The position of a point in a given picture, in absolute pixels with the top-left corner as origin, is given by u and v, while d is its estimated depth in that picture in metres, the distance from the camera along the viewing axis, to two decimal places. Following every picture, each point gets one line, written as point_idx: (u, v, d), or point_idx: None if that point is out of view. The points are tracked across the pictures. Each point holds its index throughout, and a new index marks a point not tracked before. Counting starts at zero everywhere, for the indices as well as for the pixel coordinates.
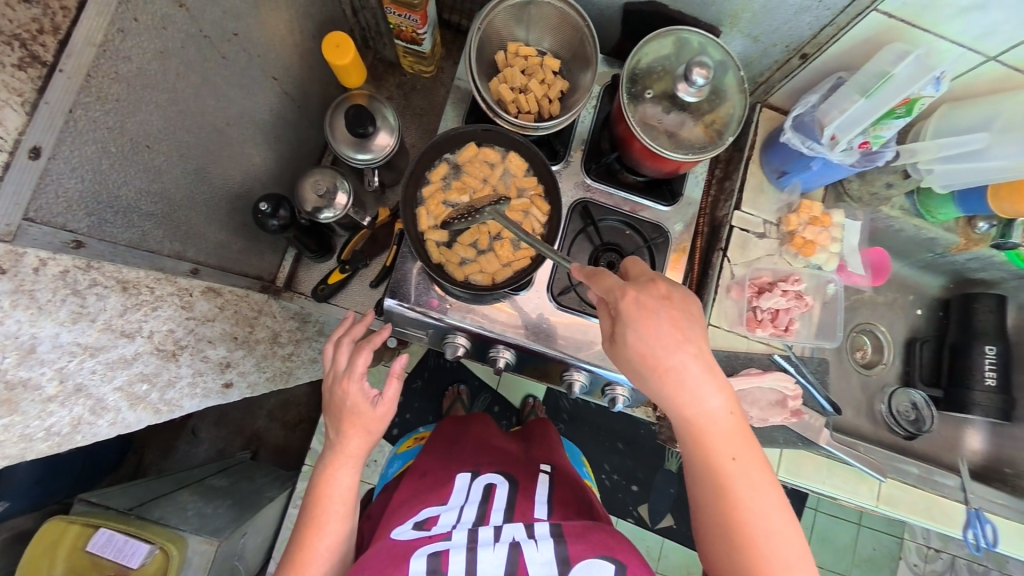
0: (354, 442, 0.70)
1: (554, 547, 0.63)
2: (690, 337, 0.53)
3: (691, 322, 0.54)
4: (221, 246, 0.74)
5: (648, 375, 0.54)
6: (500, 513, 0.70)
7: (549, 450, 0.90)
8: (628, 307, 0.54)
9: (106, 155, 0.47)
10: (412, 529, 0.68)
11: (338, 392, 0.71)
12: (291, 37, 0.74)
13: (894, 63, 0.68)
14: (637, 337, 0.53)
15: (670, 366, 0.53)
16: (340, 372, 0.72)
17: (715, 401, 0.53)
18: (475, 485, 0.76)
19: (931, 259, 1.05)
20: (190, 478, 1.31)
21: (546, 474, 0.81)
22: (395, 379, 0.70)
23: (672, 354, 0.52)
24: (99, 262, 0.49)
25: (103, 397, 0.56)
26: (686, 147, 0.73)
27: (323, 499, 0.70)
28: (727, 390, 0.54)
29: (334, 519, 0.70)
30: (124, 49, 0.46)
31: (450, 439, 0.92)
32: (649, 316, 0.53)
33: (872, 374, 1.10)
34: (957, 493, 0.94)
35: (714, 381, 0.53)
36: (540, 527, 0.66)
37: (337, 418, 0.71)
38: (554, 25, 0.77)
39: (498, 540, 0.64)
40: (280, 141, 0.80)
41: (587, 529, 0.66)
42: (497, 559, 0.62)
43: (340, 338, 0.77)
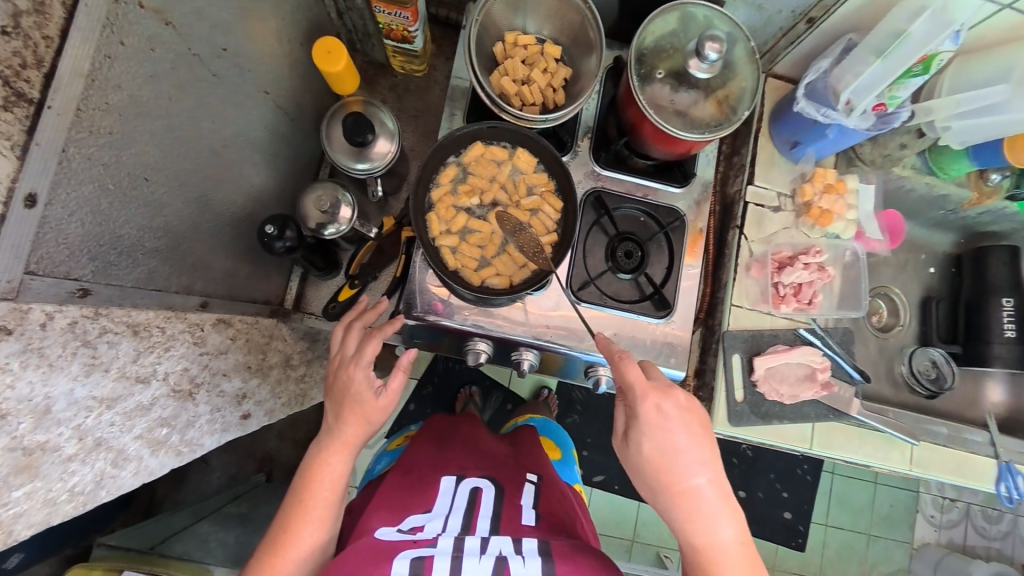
0: (349, 429, 0.68)
1: (541, 566, 0.60)
2: (707, 460, 0.60)
3: (703, 450, 0.61)
4: (228, 274, 0.70)
5: (661, 491, 0.61)
6: (485, 520, 0.69)
7: (536, 457, 0.87)
8: (650, 419, 0.60)
9: (104, 193, 0.44)
10: (396, 532, 0.66)
11: (342, 377, 0.68)
12: (281, 46, 0.70)
13: (909, 21, 0.66)
14: (653, 447, 0.60)
15: (684, 486, 0.60)
16: (347, 357, 0.70)
17: (725, 526, 0.59)
18: (460, 489, 0.74)
19: (942, 217, 1.04)
20: (207, 508, 1.27)
21: (532, 483, 0.79)
22: (401, 371, 0.68)
23: (687, 476, 0.60)
24: (108, 308, 0.46)
25: (124, 448, 0.53)
26: (700, 127, 0.71)
27: (313, 483, 0.68)
28: (736, 522, 0.60)
29: (320, 507, 0.67)
30: (114, 76, 0.42)
31: (439, 439, 0.89)
32: (665, 427, 0.60)
33: (890, 337, 1.10)
34: (986, 448, 0.93)
35: (724, 510, 0.60)
36: (528, 542, 0.64)
37: (337, 405, 0.68)
38: (552, 10, 0.73)
39: (484, 551, 0.62)
40: (278, 158, 0.76)
41: (573, 551, 0.64)
42: (482, 569, 0.60)
43: (352, 321, 0.74)
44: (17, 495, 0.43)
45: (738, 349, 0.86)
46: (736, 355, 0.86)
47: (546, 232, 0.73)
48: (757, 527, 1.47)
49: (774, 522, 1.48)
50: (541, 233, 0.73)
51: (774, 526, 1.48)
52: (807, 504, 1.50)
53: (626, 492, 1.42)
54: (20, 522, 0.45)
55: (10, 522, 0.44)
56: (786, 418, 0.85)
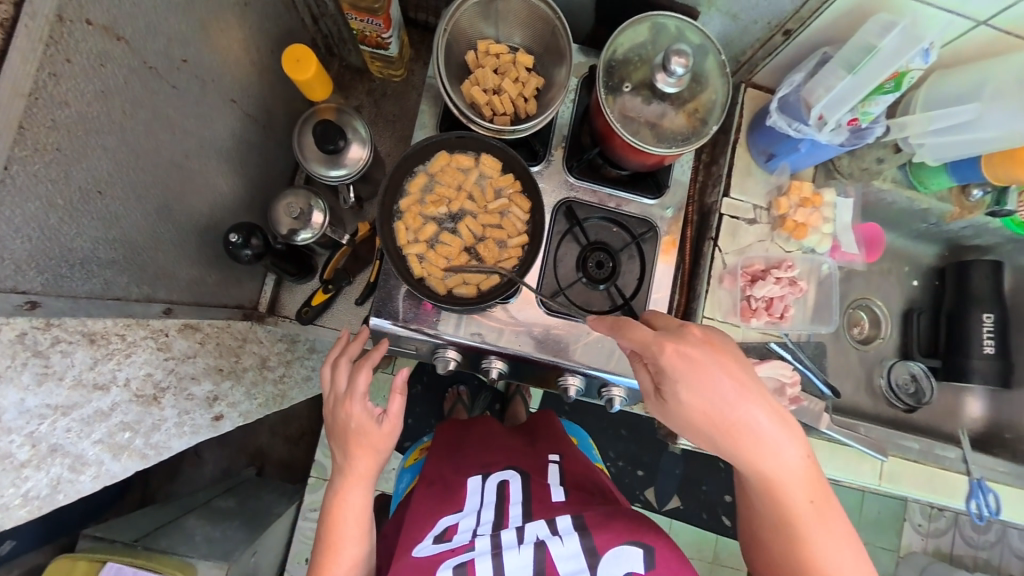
0: (361, 462, 0.69)
1: (580, 540, 0.63)
2: (757, 395, 0.54)
3: (751, 381, 0.54)
4: (196, 282, 0.70)
5: (714, 432, 0.55)
6: (517, 507, 0.70)
7: (554, 437, 0.89)
8: (681, 366, 0.53)
9: (53, 209, 0.44)
10: (433, 543, 0.67)
11: (341, 415, 0.69)
12: (247, 55, 0.70)
13: (880, 35, 0.65)
14: (703, 398, 0.53)
15: (741, 427, 0.54)
16: (342, 393, 0.71)
17: (792, 455, 0.55)
18: (487, 485, 0.75)
19: (925, 229, 1.03)
20: (196, 501, 1.28)
21: (554, 465, 0.81)
22: (398, 393, 0.68)
23: (745, 416, 0.53)
24: (60, 319, 0.46)
25: (82, 453, 0.55)
26: (668, 139, 0.70)
27: (337, 524, 0.69)
28: (798, 446, 0.55)
29: (350, 543, 0.69)
30: (60, 94, 0.41)
31: (453, 442, 0.89)
32: (708, 374, 0.53)
33: (870, 348, 1.08)
34: (958, 465, 0.94)
35: (785, 437, 0.55)
36: (562, 521, 0.66)
37: (343, 441, 0.70)
38: (523, 19, 0.73)
39: (522, 542, 0.64)
40: (247, 165, 0.77)
41: (608, 518, 0.66)
42: (523, 560, 0.62)
43: (336, 358, 0.75)
44: None
45: None
46: None
47: (517, 232, 0.73)
48: None
49: None
50: (513, 233, 0.73)
51: None
52: None
53: None
54: None
55: None
56: None
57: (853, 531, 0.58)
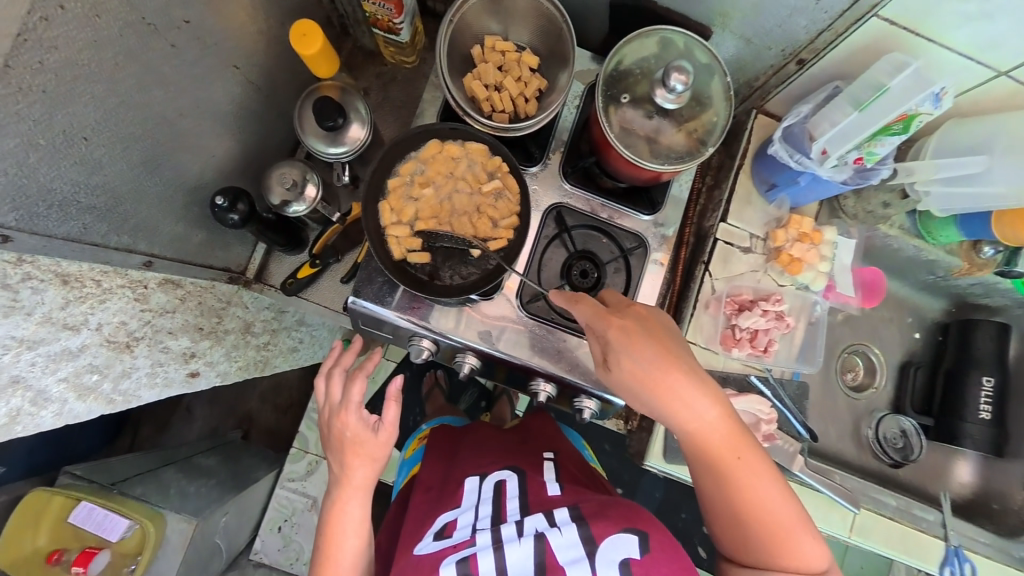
0: (360, 471, 0.71)
1: (577, 530, 0.62)
2: (676, 356, 0.58)
3: (671, 344, 0.60)
4: (179, 239, 0.71)
5: (648, 395, 0.58)
6: (514, 501, 0.70)
7: (546, 438, 0.91)
8: (616, 335, 0.59)
9: (33, 148, 0.44)
10: (434, 541, 0.67)
11: (337, 425, 0.72)
12: (255, 24, 0.72)
13: (891, 75, 0.63)
14: (632, 361, 0.58)
15: (666, 385, 0.58)
16: (337, 404, 0.73)
17: (710, 409, 0.58)
18: (484, 485, 0.74)
19: (932, 281, 0.99)
20: (176, 456, 1.31)
21: (547, 463, 0.81)
22: (392, 400, 0.70)
23: (667, 372, 0.57)
24: (32, 258, 0.48)
25: (45, 389, 0.56)
26: (663, 156, 0.69)
27: (336, 533, 0.69)
28: (719, 402, 0.59)
29: (350, 553, 0.69)
30: (48, 38, 0.42)
31: (446, 451, 0.89)
32: (635, 340, 0.59)
33: (861, 398, 1.04)
34: (938, 529, 0.90)
35: (705, 395, 0.59)
36: (560, 514, 0.65)
37: (340, 452, 0.71)
38: (531, 19, 0.73)
39: (522, 534, 0.63)
40: (245, 132, 0.78)
41: (604, 508, 0.66)
42: (524, 552, 0.60)
43: (330, 368, 0.77)
44: None
45: None
46: None
47: (511, 215, 0.72)
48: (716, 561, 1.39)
49: None
50: (503, 217, 0.72)
51: None
52: None
53: None
54: None
55: None
56: None
57: (785, 481, 0.61)
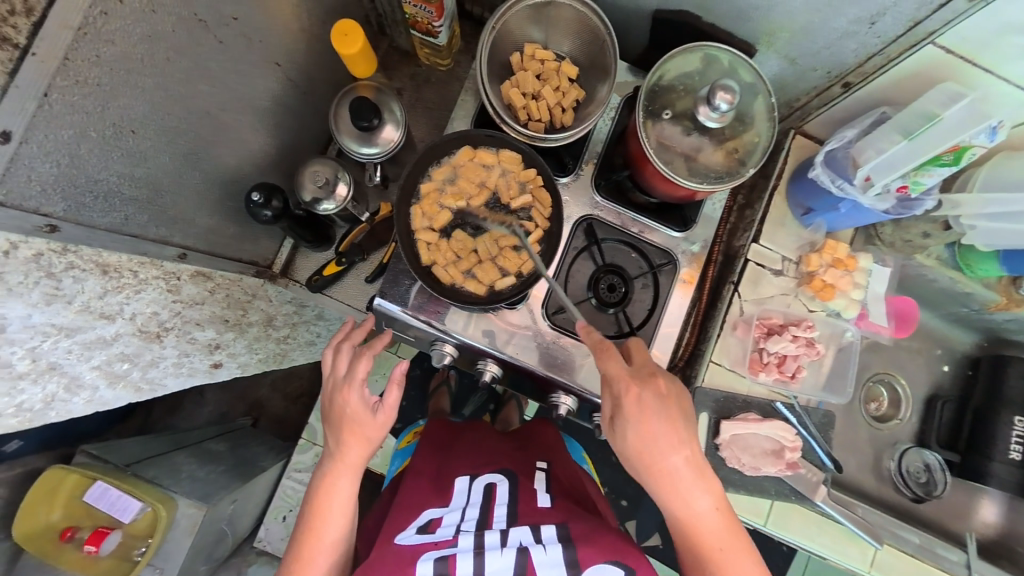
0: (354, 450, 0.70)
1: (562, 551, 0.60)
2: (683, 441, 0.60)
3: (682, 429, 0.60)
4: (212, 231, 0.72)
5: (645, 472, 0.61)
6: (502, 508, 0.69)
7: (547, 444, 0.87)
8: (630, 405, 0.59)
9: (85, 139, 0.45)
10: (416, 534, 0.67)
11: (338, 401, 0.70)
12: (298, 22, 0.72)
13: (944, 105, 0.61)
14: (637, 437, 0.59)
15: (664, 467, 0.60)
16: (340, 379, 0.71)
17: (704, 497, 0.61)
18: (475, 486, 0.73)
19: (966, 314, 0.96)
20: (188, 440, 1.32)
21: (543, 470, 0.79)
22: (395, 384, 0.69)
23: (669, 457, 0.60)
24: (77, 246, 0.48)
25: (79, 376, 0.57)
26: (701, 174, 0.68)
27: (323, 509, 0.69)
28: (715, 492, 0.61)
29: (334, 530, 0.69)
30: (108, 32, 0.44)
31: (443, 441, 0.86)
32: (646, 416, 0.59)
33: (884, 428, 1.02)
34: (959, 569, 0.87)
35: (703, 484, 0.61)
36: (547, 530, 0.64)
37: (337, 428, 0.71)
38: (573, 28, 0.72)
39: (505, 545, 0.62)
40: (281, 128, 0.79)
41: (594, 533, 0.63)
42: (505, 563, 0.60)
43: (340, 342, 0.76)
44: None
45: (707, 409, 0.83)
46: (703, 413, 0.83)
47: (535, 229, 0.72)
48: None
49: None
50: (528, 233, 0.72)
51: None
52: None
53: None
54: None
55: None
56: (742, 488, 0.84)
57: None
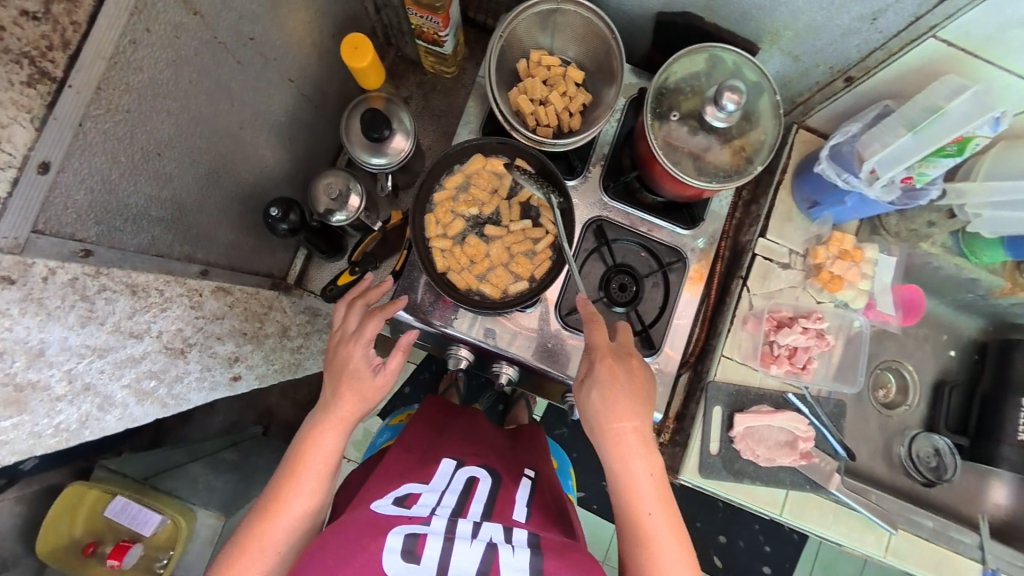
0: (344, 406, 0.67)
1: (530, 558, 0.57)
2: (641, 412, 0.61)
3: (645, 406, 0.62)
4: (232, 245, 0.75)
5: (598, 433, 0.62)
6: (479, 505, 0.64)
7: (534, 452, 0.83)
8: (602, 370, 0.62)
9: (115, 165, 0.48)
10: (392, 503, 0.61)
11: (341, 353, 0.69)
12: (311, 37, 0.73)
13: (948, 98, 0.62)
14: (599, 398, 0.61)
15: (616, 428, 0.61)
16: (348, 334, 0.71)
17: (642, 463, 0.60)
18: (458, 474, 0.68)
19: (971, 300, 0.97)
20: (202, 451, 1.28)
21: (529, 478, 0.74)
22: (401, 351, 0.70)
23: (621, 418, 0.61)
24: (108, 268, 0.50)
25: (111, 395, 0.58)
26: (709, 173, 0.69)
27: (306, 456, 0.66)
28: (660, 472, 0.61)
29: (311, 479, 0.66)
30: (135, 60, 0.45)
31: (437, 421, 0.83)
32: (612, 382, 0.61)
33: (893, 415, 1.03)
34: (973, 551, 0.88)
35: (651, 458, 0.61)
36: (519, 533, 0.61)
37: (334, 380, 0.68)
38: (579, 34, 0.73)
39: (476, 536, 0.58)
40: (295, 141, 0.80)
41: (564, 548, 0.61)
42: (471, 556, 0.56)
43: (353, 299, 0.75)
44: (5, 424, 0.48)
45: (721, 402, 0.84)
46: (717, 407, 0.85)
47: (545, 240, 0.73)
48: None
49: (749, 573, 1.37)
50: (540, 240, 0.73)
51: None
52: (788, 564, 1.37)
53: (601, 512, 1.34)
54: (6, 448, 0.50)
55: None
56: (758, 480, 0.83)
57: None
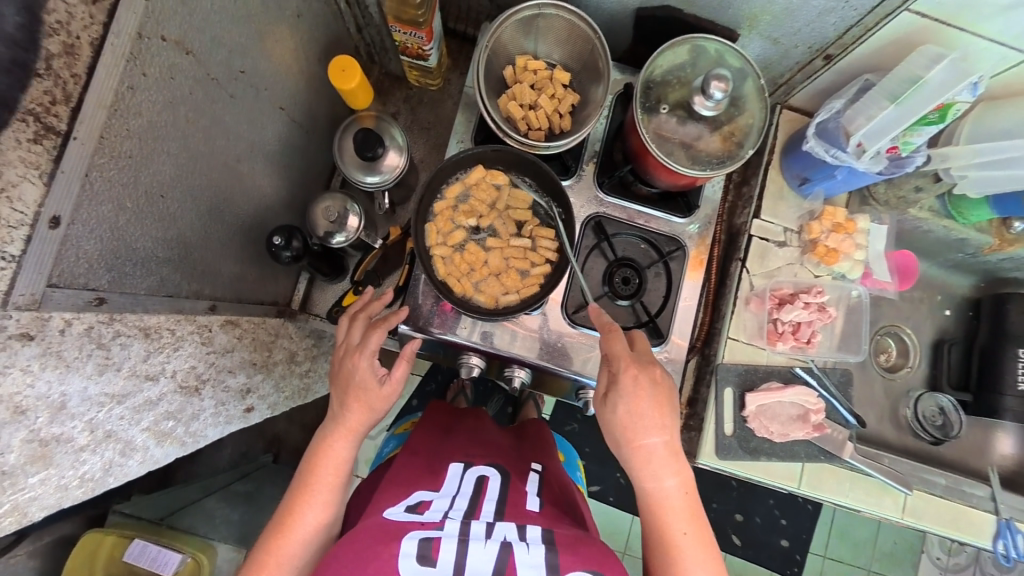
0: (352, 416, 0.67)
1: (545, 553, 0.54)
2: (667, 424, 0.62)
3: (670, 416, 0.62)
4: (237, 278, 0.75)
5: (624, 444, 0.62)
6: (491, 504, 0.63)
7: (540, 446, 0.83)
8: (627, 384, 0.62)
9: (122, 211, 0.48)
10: (404, 511, 0.60)
11: (347, 365, 0.68)
12: (297, 62, 0.75)
13: (926, 68, 0.64)
14: (627, 415, 0.61)
15: (644, 445, 0.61)
16: (353, 345, 0.70)
17: (672, 481, 0.62)
18: (467, 475, 0.68)
19: (961, 259, 1.00)
20: (213, 485, 1.25)
21: (536, 473, 0.74)
22: (404, 360, 0.68)
23: (649, 434, 0.61)
24: (121, 314, 0.50)
25: (132, 439, 0.58)
26: (702, 162, 0.70)
27: (318, 468, 0.67)
28: (685, 476, 0.62)
29: (323, 490, 0.66)
30: (134, 105, 0.46)
31: (444, 425, 0.83)
32: (637, 396, 0.61)
33: (896, 377, 1.05)
34: (986, 503, 0.90)
35: (676, 465, 0.62)
36: (532, 530, 0.58)
37: (342, 392, 0.68)
38: (563, 36, 0.74)
39: (489, 536, 0.56)
40: (289, 168, 0.82)
41: (577, 541, 0.58)
42: (486, 555, 0.54)
43: (356, 312, 0.74)
44: (34, 480, 0.47)
45: (731, 383, 0.86)
46: (727, 388, 0.86)
47: (541, 262, 0.74)
48: (753, 551, 1.39)
49: (769, 548, 1.39)
50: (537, 260, 0.74)
51: (770, 554, 1.39)
52: (806, 534, 1.40)
53: (619, 504, 1.35)
54: (35, 504, 0.49)
55: (26, 504, 0.48)
56: (774, 456, 0.85)
57: None
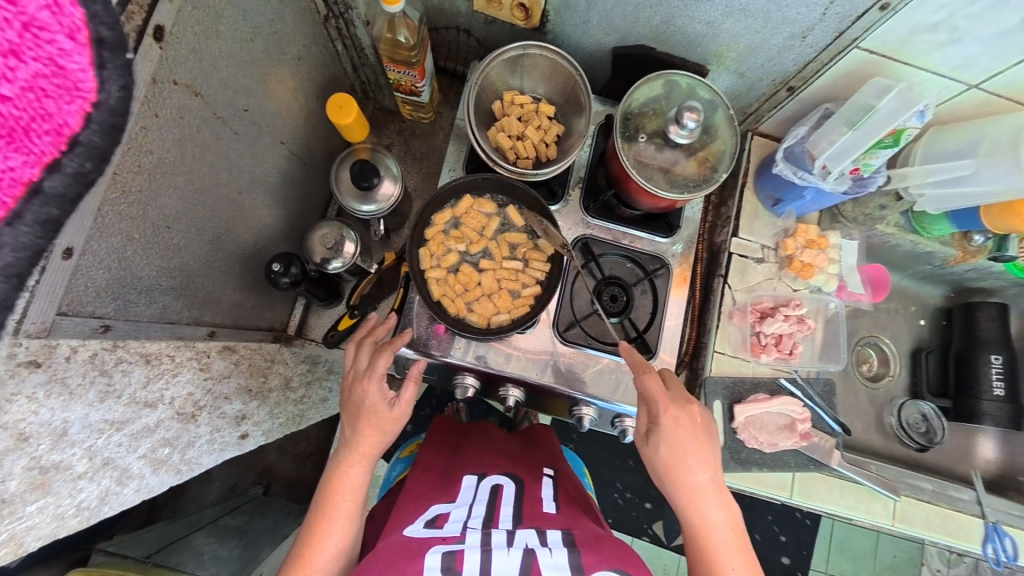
0: (366, 440, 0.68)
1: (568, 555, 0.55)
2: (709, 461, 0.63)
3: (708, 451, 0.64)
4: (236, 305, 0.77)
5: (670, 484, 0.64)
6: (509, 509, 0.64)
7: (550, 452, 0.85)
8: (666, 421, 0.63)
9: (130, 242, 0.50)
10: (424, 527, 0.61)
11: (356, 391, 0.69)
12: (297, 101, 0.80)
13: (878, 97, 0.70)
14: (669, 451, 0.63)
15: (689, 482, 0.63)
16: (360, 371, 0.71)
17: (720, 513, 0.63)
18: (481, 485, 0.69)
19: (929, 271, 1.05)
20: (203, 520, 1.23)
21: (549, 476, 0.76)
22: (412, 381, 0.71)
23: (694, 473, 0.63)
24: (124, 341, 0.52)
25: (128, 467, 0.58)
26: (680, 185, 0.75)
27: (334, 495, 0.67)
28: (729, 507, 0.64)
29: (342, 516, 0.66)
30: (146, 143, 0.49)
31: (450, 443, 0.85)
32: (678, 435, 0.63)
33: (879, 386, 1.09)
34: (973, 507, 0.92)
35: (720, 498, 0.64)
36: (553, 535, 0.59)
37: (353, 417, 0.69)
38: (546, 73, 0.79)
39: (511, 545, 0.56)
40: (288, 199, 0.85)
41: (598, 542, 0.59)
42: (511, 561, 0.53)
43: (362, 337, 0.76)
44: (31, 509, 0.48)
45: (720, 395, 0.89)
46: (717, 401, 0.88)
47: (532, 283, 0.77)
48: None
49: (769, 564, 1.38)
50: (527, 282, 0.77)
51: (770, 571, 1.38)
52: (806, 549, 1.40)
53: (618, 525, 1.34)
54: (31, 534, 0.49)
55: (23, 534, 0.48)
56: (765, 465, 0.88)
57: None
